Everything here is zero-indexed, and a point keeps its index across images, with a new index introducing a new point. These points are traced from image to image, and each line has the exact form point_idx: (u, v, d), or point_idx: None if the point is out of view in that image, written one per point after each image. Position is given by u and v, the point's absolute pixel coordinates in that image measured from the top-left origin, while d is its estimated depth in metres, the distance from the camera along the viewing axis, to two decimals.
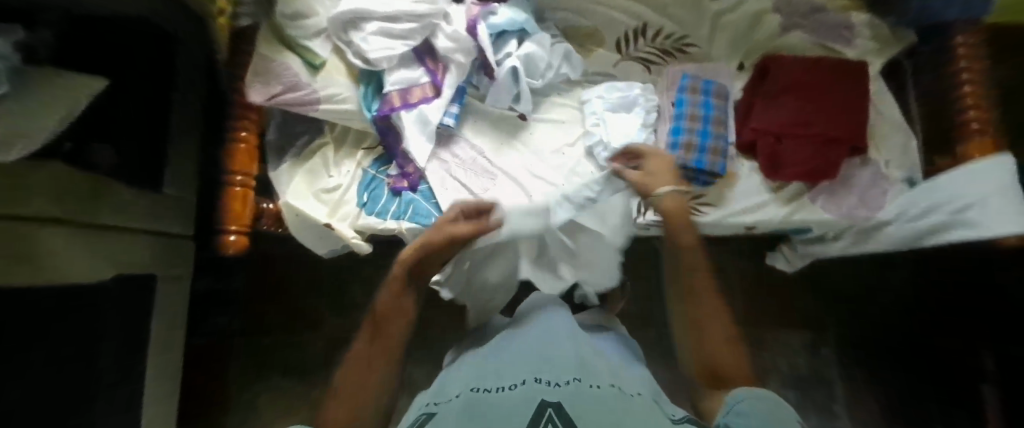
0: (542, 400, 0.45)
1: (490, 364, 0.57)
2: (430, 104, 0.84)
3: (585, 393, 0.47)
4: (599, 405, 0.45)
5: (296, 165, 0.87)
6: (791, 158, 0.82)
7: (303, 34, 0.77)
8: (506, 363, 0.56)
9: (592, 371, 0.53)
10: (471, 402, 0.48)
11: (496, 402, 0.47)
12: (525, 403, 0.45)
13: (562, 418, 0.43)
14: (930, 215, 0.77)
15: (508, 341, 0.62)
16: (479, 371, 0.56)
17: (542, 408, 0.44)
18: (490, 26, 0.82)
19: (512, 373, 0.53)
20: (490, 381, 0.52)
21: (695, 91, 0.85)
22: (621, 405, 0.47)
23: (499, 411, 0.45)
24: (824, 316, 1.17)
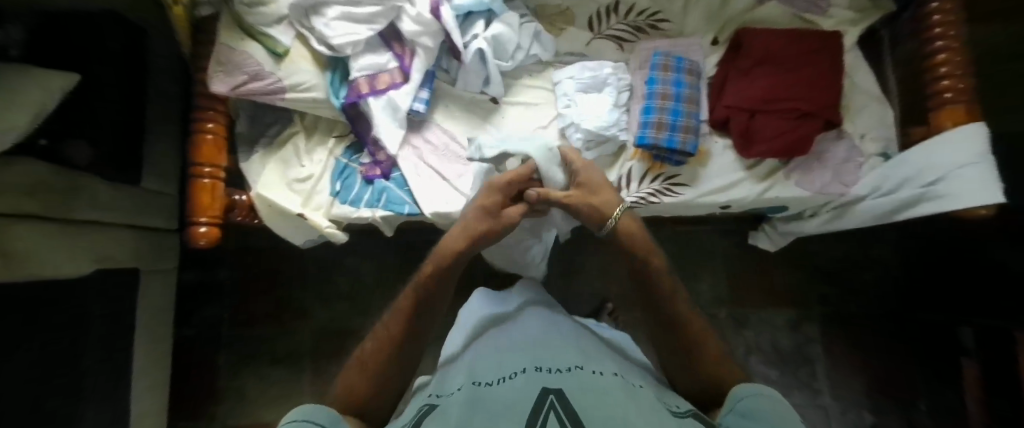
0: (545, 387, 0.48)
1: (487, 357, 0.62)
2: (399, 90, 0.83)
3: (585, 377, 0.52)
4: (598, 389, 0.49)
5: (266, 155, 0.86)
6: (763, 135, 0.81)
7: (263, 21, 0.76)
8: (501, 356, 0.60)
9: (593, 361, 0.58)
10: (474, 393, 0.51)
11: (494, 392, 0.51)
12: (527, 391, 0.48)
13: (561, 403, 0.45)
14: (903, 189, 0.77)
15: (506, 336, 0.67)
16: (483, 366, 0.60)
17: (544, 393, 0.47)
18: (455, 9, 0.80)
19: (509, 366, 0.57)
20: (487, 373, 0.56)
21: (667, 69, 0.83)
22: (619, 386, 0.50)
23: (500, 401, 0.48)
24: (809, 292, 1.17)
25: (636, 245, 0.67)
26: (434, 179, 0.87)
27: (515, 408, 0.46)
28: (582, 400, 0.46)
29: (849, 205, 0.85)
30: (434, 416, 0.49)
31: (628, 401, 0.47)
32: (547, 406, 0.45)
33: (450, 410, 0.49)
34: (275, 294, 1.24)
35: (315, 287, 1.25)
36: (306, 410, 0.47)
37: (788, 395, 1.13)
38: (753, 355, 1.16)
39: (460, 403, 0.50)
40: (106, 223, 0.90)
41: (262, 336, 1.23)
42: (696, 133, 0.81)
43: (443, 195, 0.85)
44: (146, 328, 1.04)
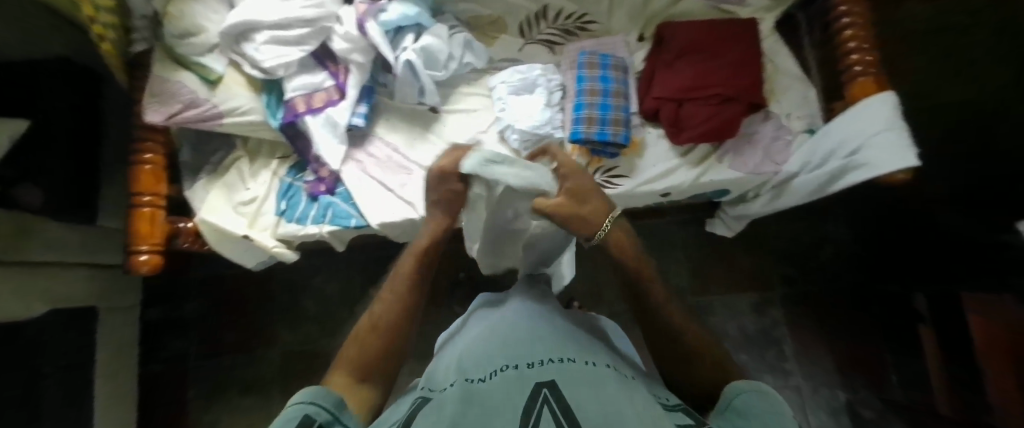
0: (537, 382, 0.42)
1: (474, 345, 0.55)
2: (336, 107, 0.84)
3: (577, 370, 0.45)
4: (594, 385, 0.43)
5: (211, 181, 0.87)
6: (692, 121, 0.83)
7: (194, 51, 0.78)
8: (487, 343, 0.53)
9: (581, 349, 0.51)
10: (464, 390, 0.44)
11: (486, 388, 0.43)
12: (520, 389, 0.42)
13: (559, 402, 0.40)
14: (829, 162, 0.79)
15: (495, 319, 0.60)
16: (469, 355, 0.53)
17: (537, 391, 0.41)
18: (382, 24, 0.83)
19: (497, 355, 0.49)
20: (474, 364, 0.49)
21: (593, 66, 0.87)
22: (615, 382, 0.44)
23: (490, 400, 0.41)
24: (772, 274, 1.16)
25: (630, 262, 0.58)
26: (379, 190, 0.87)
27: (509, 413, 0.39)
28: (578, 400, 0.40)
29: (786, 183, 0.85)
30: (423, 419, 0.42)
31: (624, 399, 0.41)
32: (539, 407, 0.39)
33: (438, 413, 0.42)
34: (241, 323, 1.23)
35: (280, 311, 1.23)
36: (310, 392, 0.44)
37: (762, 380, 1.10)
38: (722, 342, 1.12)
39: (451, 402, 0.43)
40: (64, 262, 0.90)
41: (230, 366, 1.21)
42: (627, 125, 0.85)
43: (389, 205, 0.85)
44: (107, 365, 1.03)
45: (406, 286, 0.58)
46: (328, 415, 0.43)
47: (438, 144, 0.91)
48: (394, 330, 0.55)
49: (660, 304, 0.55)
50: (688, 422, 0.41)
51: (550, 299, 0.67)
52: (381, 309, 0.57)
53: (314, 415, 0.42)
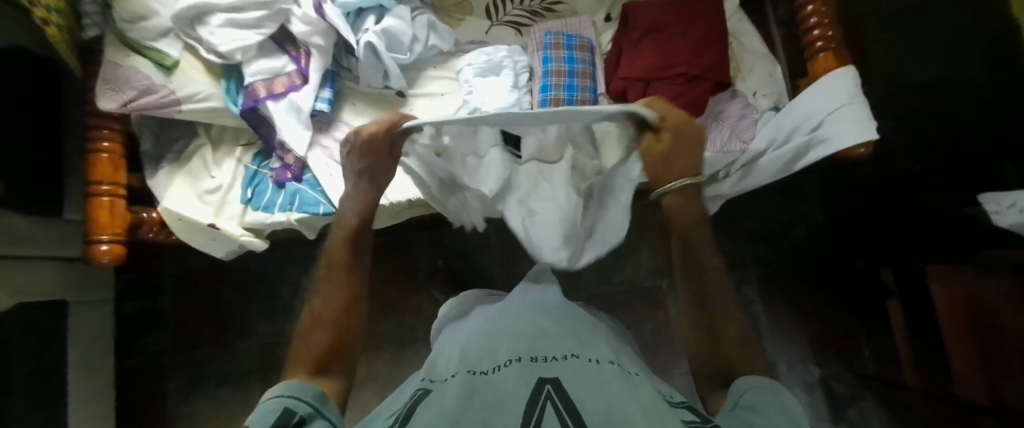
0: (541, 378, 0.42)
1: (476, 339, 0.55)
2: (299, 92, 0.83)
3: (580, 367, 0.45)
4: (597, 379, 0.43)
5: (173, 170, 0.85)
6: (658, 100, 0.83)
7: (147, 36, 0.76)
8: (491, 337, 0.54)
9: (589, 345, 0.51)
10: (469, 382, 0.44)
11: (492, 380, 0.44)
12: (525, 384, 0.42)
13: (562, 396, 0.40)
14: (794, 138, 0.78)
15: (500, 312, 0.61)
16: (470, 348, 0.53)
17: (541, 386, 0.41)
18: (341, 6, 0.83)
19: (501, 350, 0.50)
20: (478, 359, 0.50)
21: (559, 47, 0.87)
22: (619, 377, 0.44)
23: (496, 394, 0.42)
24: (746, 254, 1.14)
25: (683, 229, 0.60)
26: (347, 176, 0.85)
27: (512, 405, 0.39)
28: (580, 394, 0.40)
29: (754, 162, 0.82)
30: (428, 406, 0.42)
31: (627, 395, 0.41)
32: (542, 401, 0.39)
33: (441, 401, 0.42)
34: (217, 314, 1.22)
35: (257, 301, 1.22)
36: (289, 386, 0.45)
37: None
38: None
39: (454, 391, 0.43)
40: (30, 257, 0.90)
41: (208, 359, 1.20)
42: (593, 106, 0.87)
43: None
44: (80, 361, 1.01)
45: (348, 270, 0.59)
46: (309, 408, 0.43)
47: None
48: (345, 316, 0.56)
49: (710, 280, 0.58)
50: (694, 419, 0.40)
51: (554, 294, 0.67)
52: (330, 294, 0.57)
53: (293, 408, 0.42)
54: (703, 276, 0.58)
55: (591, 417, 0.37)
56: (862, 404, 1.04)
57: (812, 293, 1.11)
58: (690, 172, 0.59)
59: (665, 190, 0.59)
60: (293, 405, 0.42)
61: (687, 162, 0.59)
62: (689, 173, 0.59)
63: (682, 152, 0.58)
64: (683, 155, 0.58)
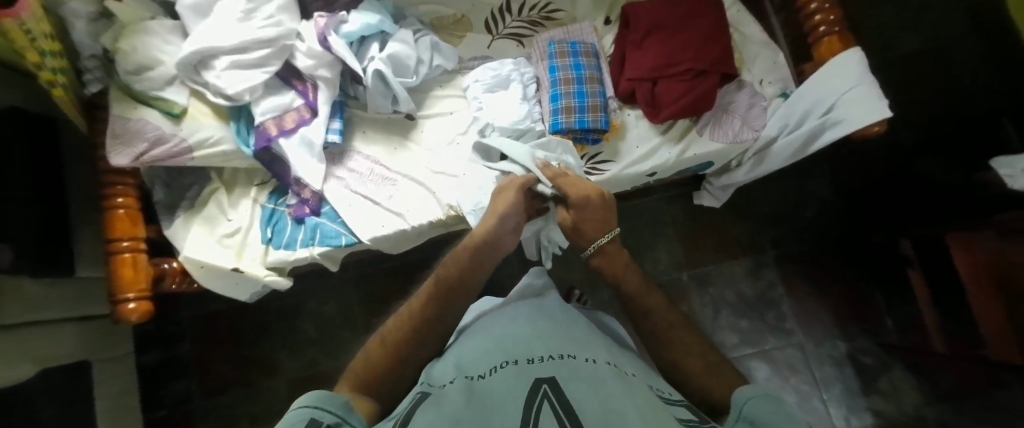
0: (536, 378, 0.42)
1: (474, 345, 0.54)
2: (310, 125, 0.82)
3: (576, 366, 0.44)
4: (592, 378, 0.42)
5: (189, 217, 0.83)
6: (667, 99, 0.84)
7: (153, 86, 0.75)
8: (489, 343, 0.53)
9: (586, 346, 0.50)
10: (468, 391, 0.42)
11: (489, 384, 0.43)
12: (519, 386, 0.41)
13: (557, 395, 0.39)
14: (806, 122, 0.80)
15: (505, 318, 0.59)
16: (474, 354, 0.51)
17: (537, 386, 0.40)
18: (344, 35, 0.82)
19: (499, 354, 0.49)
20: (475, 366, 0.48)
21: (564, 55, 0.88)
22: (613, 375, 0.43)
23: (496, 397, 0.40)
24: (762, 238, 1.15)
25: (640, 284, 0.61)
26: (365, 205, 0.85)
27: (510, 408, 0.38)
28: (578, 393, 0.39)
29: (766, 149, 0.86)
30: (427, 409, 0.40)
31: (625, 391, 0.40)
32: (539, 400, 0.38)
33: (442, 406, 0.40)
34: (240, 354, 1.20)
35: (279, 337, 1.21)
36: (314, 395, 0.41)
37: (762, 342, 1.10)
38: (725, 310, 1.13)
39: (455, 396, 0.41)
40: (46, 320, 0.87)
41: (235, 400, 1.18)
42: (605, 109, 0.86)
43: (377, 218, 0.84)
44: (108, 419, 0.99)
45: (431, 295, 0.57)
46: (337, 417, 0.40)
47: (418, 151, 0.90)
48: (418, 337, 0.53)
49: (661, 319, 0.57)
50: (691, 418, 0.39)
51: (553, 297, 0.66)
52: (407, 310, 0.56)
53: (320, 418, 0.39)
54: (657, 314, 0.57)
55: (586, 416, 0.36)
56: (892, 373, 1.05)
57: (830, 269, 1.12)
58: (589, 237, 0.65)
59: (587, 253, 0.66)
60: (321, 415, 0.39)
61: (591, 231, 0.65)
62: (600, 233, 0.65)
63: (581, 221, 0.66)
64: (586, 222, 0.65)
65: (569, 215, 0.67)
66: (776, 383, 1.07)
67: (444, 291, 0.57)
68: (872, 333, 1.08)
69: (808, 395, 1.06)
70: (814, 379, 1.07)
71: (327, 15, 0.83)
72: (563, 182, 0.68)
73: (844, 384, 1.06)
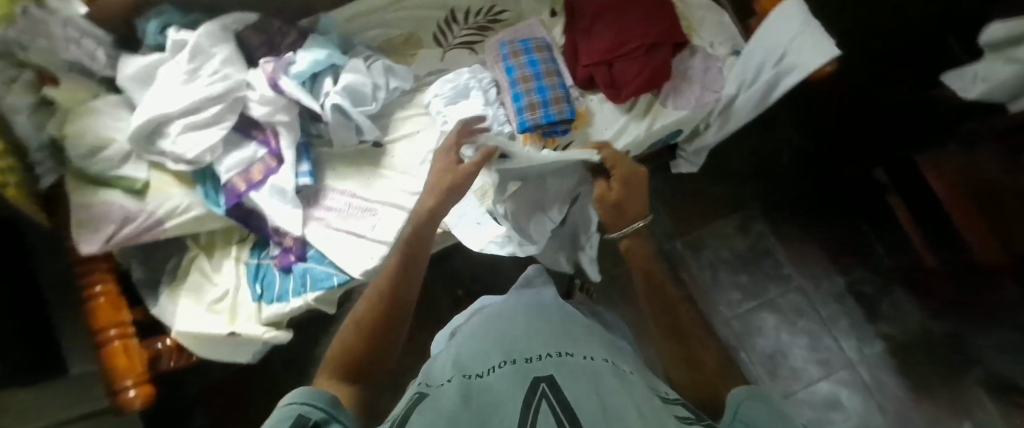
0: (535, 377, 0.40)
1: (470, 343, 0.52)
2: (278, 173, 0.81)
3: (576, 364, 0.43)
4: (591, 374, 0.41)
5: (174, 290, 0.80)
6: (625, 77, 0.86)
7: (110, 166, 0.72)
8: (483, 342, 0.50)
9: (585, 345, 0.49)
10: (464, 389, 0.40)
11: (488, 382, 0.41)
12: (515, 385, 0.39)
13: (556, 391, 0.37)
14: (762, 74, 0.81)
15: (500, 318, 0.58)
16: (473, 350, 0.49)
17: (535, 386, 0.38)
18: (295, 76, 0.81)
19: (495, 353, 0.47)
20: (468, 363, 0.46)
21: (517, 54, 0.89)
22: (610, 373, 0.41)
23: (492, 397, 0.38)
24: (744, 192, 1.17)
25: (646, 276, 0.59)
26: (349, 241, 0.83)
27: (508, 405, 0.36)
28: (578, 389, 0.37)
29: (729, 109, 0.86)
30: (422, 413, 0.38)
31: (623, 389, 0.38)
32: (537, 399, 0.36)
33: (436, 409, 0.38)
34: (255, 415, 1.17)
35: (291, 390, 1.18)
36: (300, 391, 0.37)
37: (765, 292, 1.12)
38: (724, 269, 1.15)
39: (449, 397, 0.39)
40: None
41: None
42: (568, 99, 0.86)
43: (365, 251, 0.83)
44: None
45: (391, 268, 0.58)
46: (324, 413, 0.36)
47: (392, 176, 0.89)
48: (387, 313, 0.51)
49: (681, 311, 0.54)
50: (689, 415, 0.36)
51: (551, 297, 0.66)
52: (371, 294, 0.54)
53: (308, 414, 0.35)
54: (680, 307, 0.54)
55: (585, 415, 0.34)
56: (891, 297, 1.08)
57: (814, 209, 1.14)
58: (627, 216, 0.66)
59: (619, 234, 0.65)
60: (308, 410, 0.35)
61: (629, 213, 0.66)
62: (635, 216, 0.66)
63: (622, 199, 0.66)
64: (630, 200, 0.66)
65: (612, 191, 0.67)
66: (786, 329, 1.10)
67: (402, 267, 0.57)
68: (866, 263, 1.11)
69: (819, 335, 1.09)
70: (821, 318, 1.09)
71: (273, 59, 0.81)
72: (609, 157, 0.69)
73: (850, 317, 1.09)
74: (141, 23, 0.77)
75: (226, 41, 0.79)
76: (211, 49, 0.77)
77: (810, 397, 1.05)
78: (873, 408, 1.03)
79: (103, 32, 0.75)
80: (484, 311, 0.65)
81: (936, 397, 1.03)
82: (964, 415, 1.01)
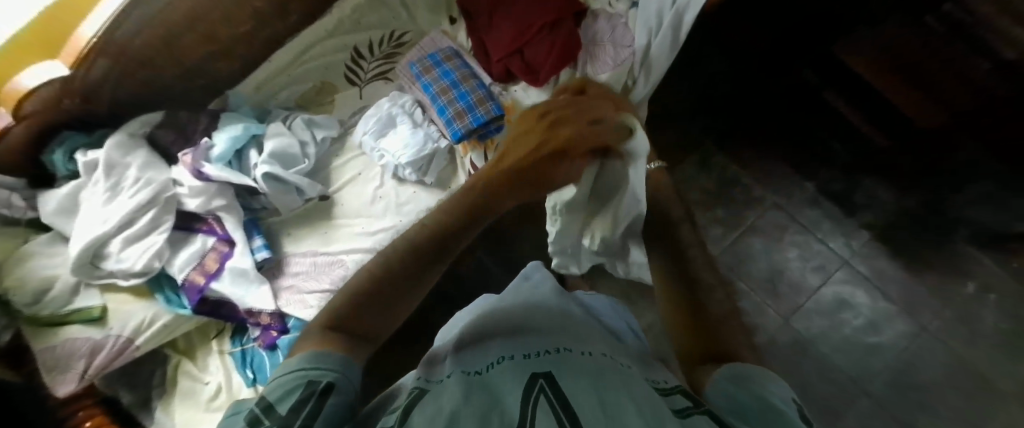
0: (534, 374, 0.35)
1: (470, 339, 0.45)
2: (233, 256, 0.80)
3: (573, 359, 0.38)
4: (588, 369, 0.36)
5: (168, 402, 0.79)
6: (539, 59, 0.86)
7: (61, 303, 0.71)
8: (493, 335, 0.45)
9: (583, 339, 0.44)
10: (465, 380, 0.35)
11: (487, 378, 0.36)
12: (512, 381, 0.34)
13: (555, 390, 0.32)
14: (665, 14, 0.82)
15: (500, 311, 0.51)
16: (475, 345, 0.43)
17: (533, 381, 0.34)
18: (218, 159, 0.81)
19: (498, 346, 0.42)
20: (470, 356, 0.41)
21: (429, 70, 0.90)
22: (609, 368, 0.37)
23: (492, 391, 0.33)
24: (695, 128, 1.16)
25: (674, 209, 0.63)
26: (326, 299, 0.81)
27: (506, 402, 0.32)
28: (578, 385, 0.33)
29: (647, 59, 0.85)
30: (421, 405, 0.33)
31: (622, 384, 0.34)
32: (535, 395, 0.32)
33: (435, 403, 0.33)
34: None
35: None
36: (310, 355, 0.35)
37: (743, 219, 1.12)
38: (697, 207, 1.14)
39: (449, 389, 0.34)
40: None
41: None
42: (490, 98, 0.88)
43: None
44: None
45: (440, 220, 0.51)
46: (336, 373, 0.34)
47: (347, 223, 0.88)
48: (400, 277, 0.45)
49: (694, 260, 0.52)
50: (685, 406, 0.33)
51: (549, 293, 0.58)
52: (392, 247, 0.48)
53: (318, 378, 0.33)
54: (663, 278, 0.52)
55: (584, 409, 0.30)
56: (863, 187, 1.08)
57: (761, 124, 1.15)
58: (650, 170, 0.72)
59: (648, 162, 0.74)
60: (318, 374, 0.33)
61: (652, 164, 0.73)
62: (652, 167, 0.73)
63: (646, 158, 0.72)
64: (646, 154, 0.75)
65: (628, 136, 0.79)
66: (775, 248, 1.10)
67: (443, 233, 0.49)
68: (828, 162, 1.09)
69: (807, 244, 1.09)
70: (804, 226, 1.10)
71: (190, 150, 0.81)
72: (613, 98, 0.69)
73: (830, 218, 1.09)
74: (45, 156, 0.76)
75: (137, 147, 0.79)
76: (125, 159, 0.77)
77: (817, 306, 1.06)
78: (879, 297, 1.04)
79: (11, 178, 0.74)
80: (484, 305, 0.58)
81: (933, 268, 1.04)
82: (965, 278, 1.02)
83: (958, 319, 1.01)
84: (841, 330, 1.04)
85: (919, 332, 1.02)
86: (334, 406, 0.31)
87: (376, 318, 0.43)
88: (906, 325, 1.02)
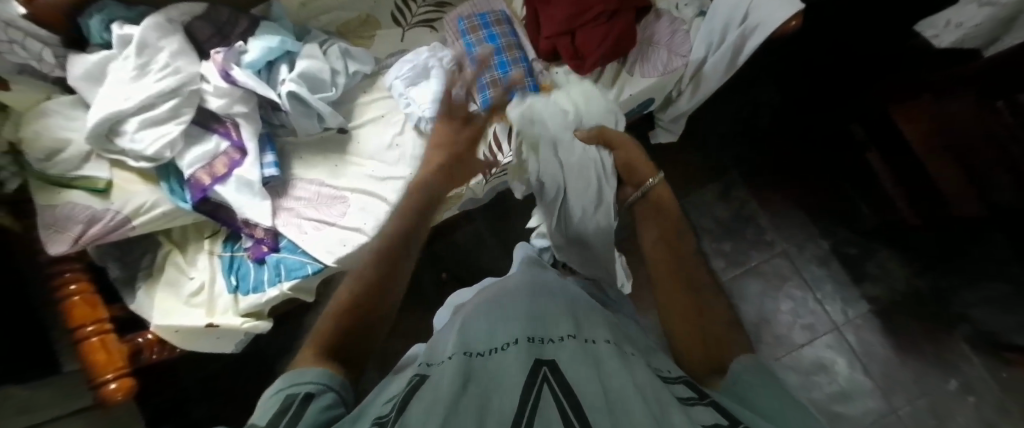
0: (538, 361, 0.35)
1: (474, 320, 0.45)
2: (242, 165, 0.80)
3: (576, 346, 0.38)
4: (587, 359, 0.36)
5: (151, 287, 0.80)
6: (588, 47, 0.83)
7: (69, 167, 0.72)
8: (499, 315, 0.45)
9: (585, 323, 0.43)
10: (468, 365, 0.36)
11: (490, 366, 0.36)
12: (514, 370, 0.35)
13: (558, 383, 0.33)
14: (729, 33, 0.80)
15: (503, 294, 0.50)
16: (480, 326, 0.43)
17: (536, 368, 0.34)
18: (248, 66, 0.81)
19: (500, 328, 0.42)
20: (475, 336, 0.42)
21: (475, 30, 0.88)
22: (614, 356, 0.36)
23: (496, 379, 0.34)
24: (725, 156, 1.14)
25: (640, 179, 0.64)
26: (320, 229, 0.82)
27: (509, 392, 0.32)
28: (581, 376, 0.33)
29: (699, 73, 0.86)
30: (423, 391, 0.34)
31: (626, 374, 0.34)
32: (538, 385, 0.32)
33: (438, 388, 0.33)
34: None
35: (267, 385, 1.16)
36: (287, 376, 0.36)
37: (748, 259, 1.10)
38: (703, 237, 1.11)
39: (450, 375, 0.34)
40: None
41: None
42: (530, 74, 0.86)
43: (338, 239, 0.81)
44: None
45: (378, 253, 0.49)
46: (320, 384, 0.35)
47: (361, 162, 0.88)
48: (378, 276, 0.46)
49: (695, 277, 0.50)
50: (690, 394, 0.34)
51: (552, 273, 0.57)
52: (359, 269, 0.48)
53: (297, 390, 0.34)
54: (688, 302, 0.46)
55: (587, 400, 0.31)
56: (876, 257, 1.06)
57: (788, 172, 1.12)
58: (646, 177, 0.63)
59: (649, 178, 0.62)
60: (297, 385, 0.34)
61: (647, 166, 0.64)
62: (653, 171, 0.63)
63: None
64: None
65: None
66: (770, 294, 1.08)
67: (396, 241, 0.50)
68: (850, 222, 1.08)
69: (804, 298, 1.07)
70: (805, 281, 1.07)
71: (223, 49, 0.81)
72: None
73: (834, 280, 1.07)
74: (83, 20, 0.77)
75: (173, 33, 0.79)
76: (159, 42, 0.77)
77: (796, 362, 1.03)
78: (859, 369, 1.02)
79: (45, 32, 0.75)
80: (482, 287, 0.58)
81: (922, 356, 1.01)
82: (950, 373, 1.00)
83: (932, 411, 0.99)
84: (811, 392, 1.01)
85: (889, 413, 0.99)
86: (312, 413, 0.32)
87: (381, 315, 0.45)
88: (876, 403, 1.00)
